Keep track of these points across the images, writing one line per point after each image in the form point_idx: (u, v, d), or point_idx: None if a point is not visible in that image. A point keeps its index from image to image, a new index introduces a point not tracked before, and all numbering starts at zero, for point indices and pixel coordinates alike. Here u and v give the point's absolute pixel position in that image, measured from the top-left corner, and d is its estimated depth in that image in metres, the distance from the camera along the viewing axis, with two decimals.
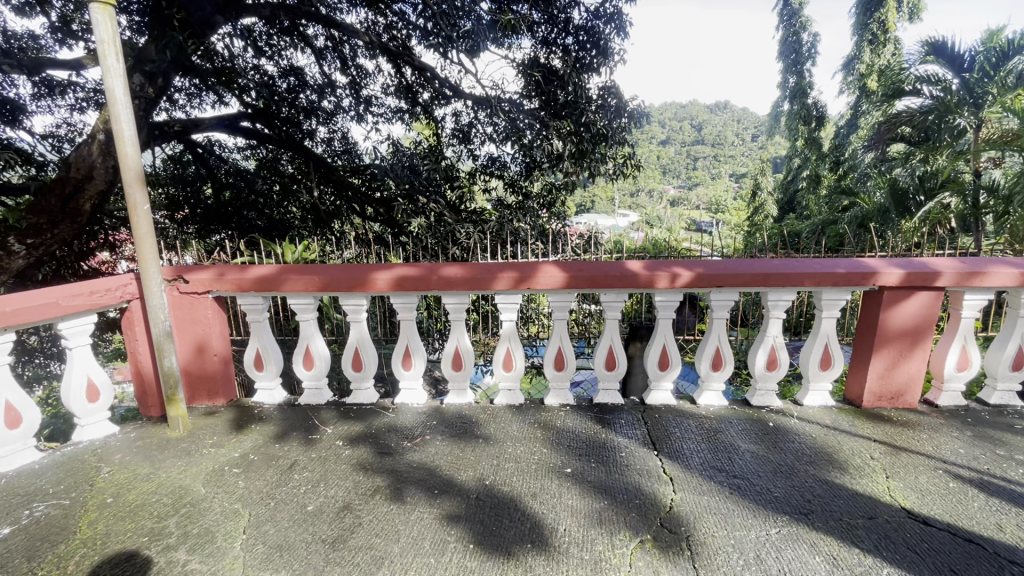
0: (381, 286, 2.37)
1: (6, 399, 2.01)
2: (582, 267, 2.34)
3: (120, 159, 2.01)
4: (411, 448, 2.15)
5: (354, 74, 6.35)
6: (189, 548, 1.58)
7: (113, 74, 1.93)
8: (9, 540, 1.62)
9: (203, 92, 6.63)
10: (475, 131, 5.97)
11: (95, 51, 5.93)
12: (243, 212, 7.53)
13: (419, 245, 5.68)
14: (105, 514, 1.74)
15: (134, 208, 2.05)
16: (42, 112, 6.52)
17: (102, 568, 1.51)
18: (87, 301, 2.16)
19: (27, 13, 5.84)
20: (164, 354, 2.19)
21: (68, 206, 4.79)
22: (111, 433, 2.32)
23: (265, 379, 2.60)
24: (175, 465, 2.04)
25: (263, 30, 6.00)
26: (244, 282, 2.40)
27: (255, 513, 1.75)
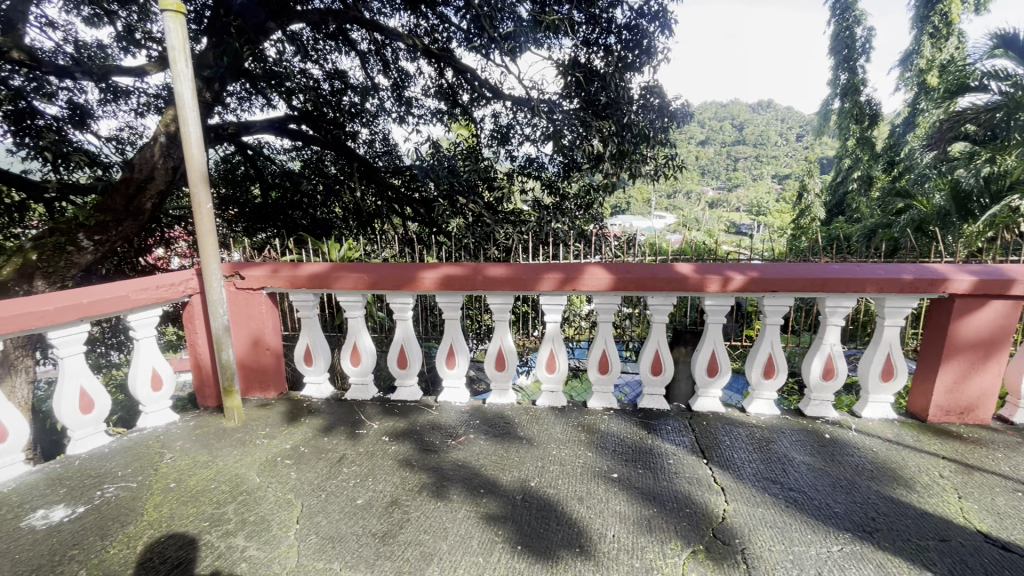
0: (427, 285, 2.40)
1: (82, 385, 2.13)
2: (629, 269, 2.31)
3: (186, 159, 2.11)
4: (454, 447, 2.17)
5: (397, 77, 6.50)
6: (247, 535, 1.64)
7: (182, 79, 2.04)
8: (85, 518, 1.72)
9: (253, 96, 6.92)
10: (514, 132, 5.99)
11: (156, 58, 6.27)
12: (289, 212, 7.77)
13: (457, 245, 5.73)
14: (169, 498, 1.83)
15: (198, 206, 2.14)
16: (108, 117, 6.93)
17: (166, 549, 1.58)
18: (153, 294, 2.29)
19: (96, 24, 6.22)
20: (222, 347, 2.28)
21: (131, 205, 5.06)
22: (172, 421, 2.44)
23: (313, 374, 2.67)
24: (231, 454, 2.12)
25: (310, 35, 6.21)
26: (297, 279, 2.47)
27: (307, 503, 1.80)
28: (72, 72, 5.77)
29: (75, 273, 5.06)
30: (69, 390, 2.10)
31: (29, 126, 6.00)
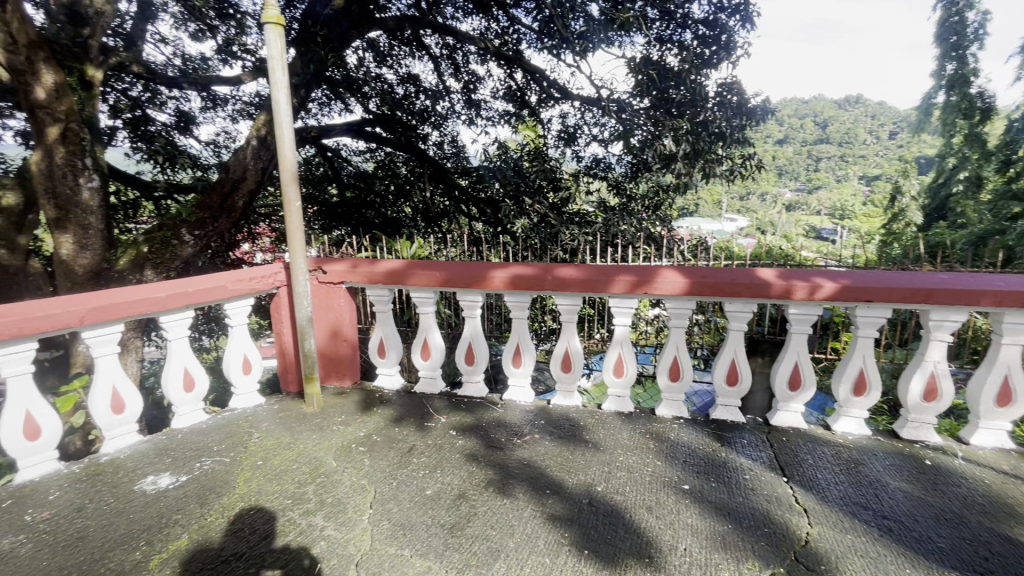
0: (497, 284, 2.43)
1: (185, 366, 2.35)
2: (705, 274, 2.22)
3: (280, 160, 2.26)
4: (519, 445, 2.18)
5: (467, 80, 6.64)
6: (325, 515, 1.74)
7: (279, 86, 2.19)
8: (187, 487, 1.89)
9: (333, 101, 7.34)
10: (581, 132, 5.94)
11: (250, 68, 6.80)
12: (363, 211, 8.13)
13: (522, 246, 5.75)
14: (258, 474, 1.98)
15: (289, 204, 2.29)
16: (208, 123, 7.59)
17: (256, 521, 1.71)
18: (247, 285, 2.49)
19: (201, 38, 6.83)
20: (306, 336, 2.43)
21: (226, 203, 5.52)
22: (259, 403, 2.63)
23: (386, 366, 2.79)
24: (311, 437, 2.26)
25: (387, 42, 6.50)
26: (374, 274, 2.59)
27: (380, 490, 1.87)
28: (180, 83, 6.38)
29: (179, 264, 5.60)
30: (175, 370, 2.32)
31: (144, 131, 6.70)
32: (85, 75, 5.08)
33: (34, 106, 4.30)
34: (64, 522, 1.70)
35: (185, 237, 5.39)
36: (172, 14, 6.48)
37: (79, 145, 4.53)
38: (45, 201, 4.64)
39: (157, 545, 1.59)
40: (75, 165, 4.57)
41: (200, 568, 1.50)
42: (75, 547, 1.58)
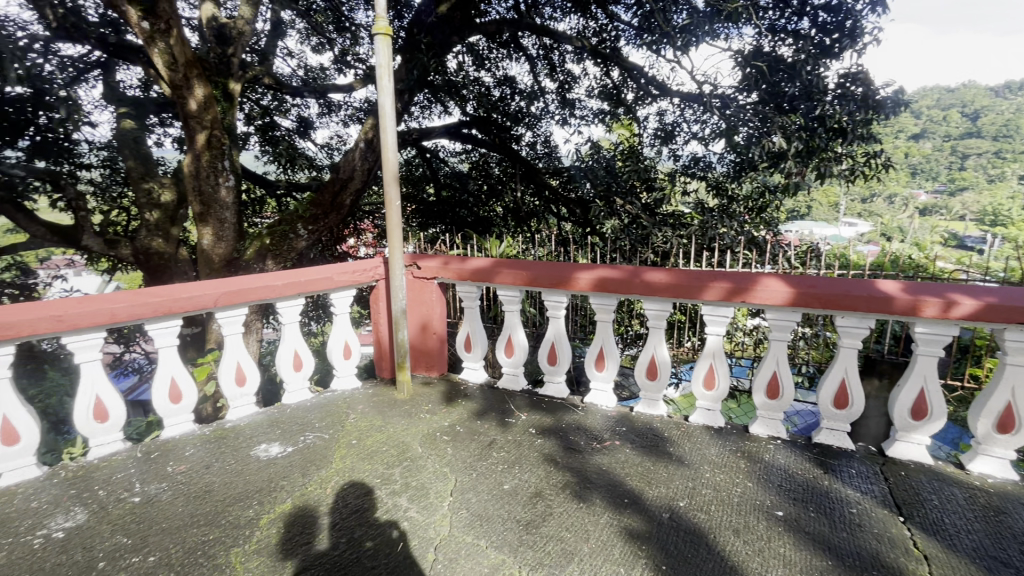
0: (582, 285, 2.41)
1: (295, 348, 2.61)
2: (813, 284, 2.03)
3: (383, 161, 2.41)
4: (599, 451, 2.15)
5: (563, 79, 6.64)
6: (410, 497, 1.84)
7: (385, 92, 2.34)
8: (292, 457, 2.10)
9: (433, 104, 7.71)
10: (679, 130, 5.68)
11: (362, 76, 7.35)
12: (457, 210, 8.44)
13: (611, 248, 5.64)
14: (353, 452, 2.14)
15: (389, 203, 2.44)
16: (324, 127, 8.33)
17: (349, 494, 1.86)
18: (351, 277, 2.70)
19: (321, 50, 7.51)
20: (399, 327, 2.58)
21: (336, 200, 6.04)
22: (356, 386, 2.84)
23: (471, 361, 2.88)
24: (401, 423, 2.40)
25: (486, 45, 6.69)
26: (464, 272, 2.68)
27: (460, 480, 1.94)
28: (302, 91, 7.06)
29: (295, 256, 6.21)
30: (287, 351, 2.58)
31: (271, 136, 7.51)
32: (227, 88, 5.81)
33: (188, 116, 4.99)
34: (196, 476, 1.96)
35: (301, 232, 5.96)
36: (298, 30, 7.20)
37: (220, 149, 5.19)
38: (192, 198, 5.36)
39: (266, 505, 1.78)
40: (216, 167, 5.24)
41: (300, 531, 1.65)
42: (202, 498, 1.81)
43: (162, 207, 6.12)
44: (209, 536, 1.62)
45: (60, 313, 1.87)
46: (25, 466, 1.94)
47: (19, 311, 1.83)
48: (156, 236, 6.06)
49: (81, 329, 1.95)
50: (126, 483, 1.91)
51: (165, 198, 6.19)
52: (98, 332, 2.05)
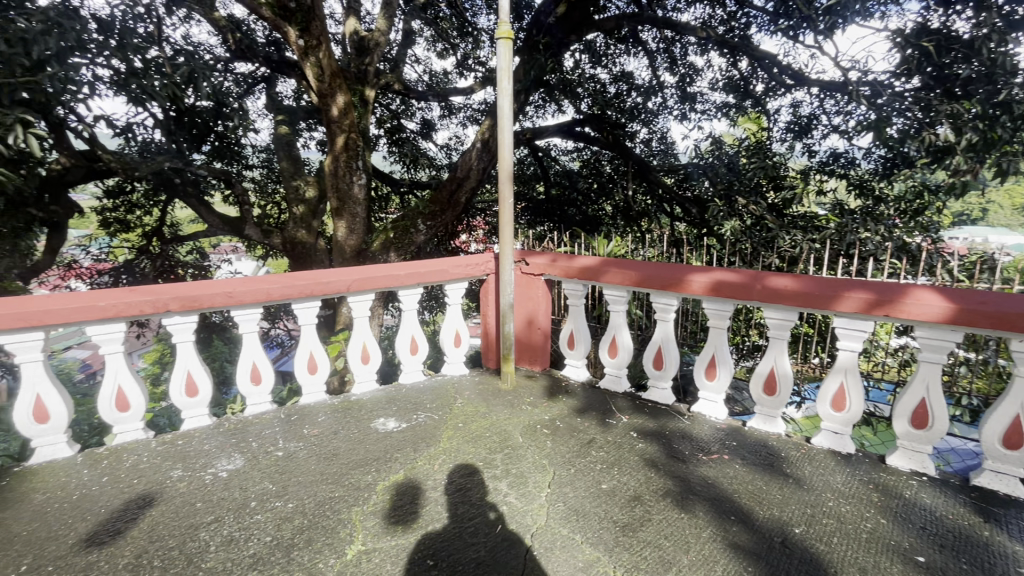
0: (695, 289, 2.31)
1: (412, 333, 2.83)
2: (981, 299, 1.73)
3: (499, 160, 2.51)
4: (705, 462, 2.04)
5: (684, 73, 6.33)
6: (509, 483, 1.91)
7: (504, 94, 2.44)
8: (406, 431, 2.29)
9: (548, 103, 7.80)
10: (817, 123, 5.13)
11: (481, 78, 7.66)
12: (566, 208, 8.47)
13: (730, 251, 5.27)
14: (459, 433, 2.28)
15: (502, 200, 2.53)
16: (444, 128, 8.84)
17: (454, 472, 1.98)
18: (464, 270, 2.86)
19: (445, 56, 7.96)
20: (506, 320, 2.68)
21: (452, 198, 6.44)
22: (464, 373, 3.00)
23: (574, 358, 2.90)
24: (504, 412, 2.49)
25: (603, 41, 6.60)
26: (572, 269, 2.70)
27: (558, 473, 1.97)
28: (427, 96, 7.56)
29: (414, 249, 6.67)
30: (405, 336, 2.82)
31: (398, 138, 8.15)
32: (363, 95, 6.42)
33: (330, 121, 5.61)
34: (326, 439, 2.22)
35: (421, 227, 6.39)
36: (425, 38, 7.72)
37: (355, 151, 5.76)
38: (331, 194, 6.02)
39: (382, 473, 1.96)
40: (352, 167, 5.82)
41: (410, 501, 1.80)
42: (330, 459, 2.05)
43: (307, 202, 6.96)
44: (335, 493, 1.84)
45: (230, 290, 2.24)
46: (200, 414, 2.35)
47: (202, 287, 2.22)
48: (301, 228, 6.90)
49: (245, 304, 2.32)
50: (272, 438, 2.23)
51: (309, 194, 7.01)
52: (257, 307, 2.42)
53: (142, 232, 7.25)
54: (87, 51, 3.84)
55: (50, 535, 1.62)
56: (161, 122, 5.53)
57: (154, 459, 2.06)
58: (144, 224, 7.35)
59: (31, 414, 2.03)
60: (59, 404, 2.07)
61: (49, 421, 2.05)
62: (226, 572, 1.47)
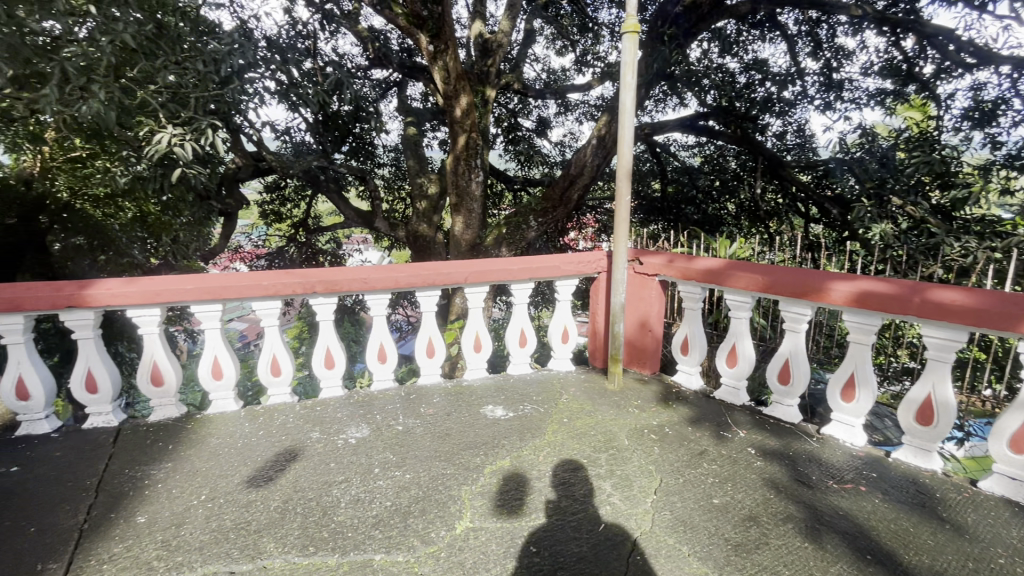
0: (835, 299, 2.07)
1: (521, 327, 2.90)
2: None
3: (619, 157, 2.47)
4: (837, 491, 1.83)
5: (830, 57, 5.67)
6: (613, 484, 1.89)
7: (627, 89, 2.39)
8: (513, 421, 2.37)
9: (669, 97, 7.49)
10: (1004, 108, 4.32)
11: (600, 74, 7.56)
12: (682, 207, 8.09)
13: (878, 258, 4.63)
14: (563, 429, 2.29)
15: (619, 198, 2.49)
16: (559, 126, 8.89)
17: (558, 467, 2.00)
18: (576, 267, 2.86)
19: (564, 53, 7.99)
20: (616, 320, 2.63)
21: (565, 195, 6.46)
22: (571, 370, 3.01)
23: (687, 365, 2.76)
24: (610, 412, 2.46)
25: (735, 27, 6.15)
26: (690, 271, 2.57)
27: (665, 480, 1.91)
28: (544, 94, 7.65)
29: (525, 245, 6.79)
30: (515, 329, 2.90)
31: (514, 136, 8.37)
32: (485, 95, 6.67)
33: (454, 121, 5.94)
34: (440, 420, 2.37)
35: (532, 223, 6.50)
36: (546, 37, 7.81)
37: (475, 150, 6.02)
38: (451, 191, 6.36)
39: (490, 458, 2.05)
40: (471, 165, 6.10)
41: (515, 488, 1.86)
42: (443, 438, 2.19)
43: (428, 197, 7.44)
44: (447, 470, 1.96)
45: (365, 277, 2.49)
46: (335, 385, 2.64)
47: (342, 272, 2.49)
48: (422, 223, 7.40)
49: (376, 289, 2.56)
50: (394, 413, 2.44)
51: (431, 191, 7.48)
52: (385, 293, 2.66)
53: (291, 223, 8.27)
54: (261, 66, 4.48)
55: (221, 473, 1.94)
56: (311, 125, 6.27)
57: (299, 420, 2.37)
58: (294, 216, 8.38)
59: (210, 371, 2.44)
60: (231, 365, 2.46)
61: (223, 377, 2.45)
62: (354, 527, 1.65)
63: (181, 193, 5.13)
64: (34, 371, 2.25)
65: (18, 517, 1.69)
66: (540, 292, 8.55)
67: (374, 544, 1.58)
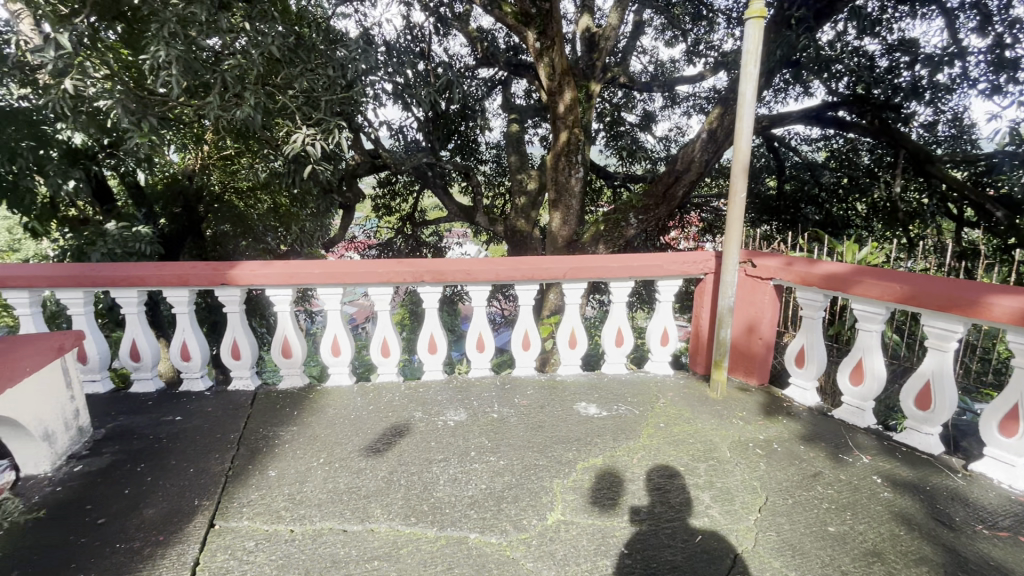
0: (995, 316, 1.77)
1: (619, 325, 2.85)
2: None
3: (734, 152, 2.32)
4: (988, 538, 1.58)
5: (1002, 32, 4.84)
6: (712, 496, 1.80)
7: (748, 79, 2.23)
8: (606, 420, 2.34)
9: (791, 86, 6.88)
10: None
11: (714, 64, 7.13)
12: (802, 206, 7.46)
13: None
14: (659, 433, 2.22)
15: (733, 195, 2.34)
16: (665, 120, 8.54)
17: (651, 471, 1.95)
18: (680, 267, 2.74)
19: (674, 44, 7.64)
20: (722, 324, 2.49)
21: (669, 192, 6.20)
22: (669, 374, 2.90)
23: (802, 378, 2.53)
24: (710, 420, 2.33)
25: (879, 4, 5.47)
26: (811, 276, 2.34)
27: (772, 500, 1.78)
28: (651, 87, 7.39)
29: (623, 243, 6.61)
30: (612, 327, 2.86)
31: (617, 131, 8.13)
32: (589, 91, 6.59)
33: (557, 118, 5.94)
34: (534, 412, 2.41)
35: (632, 221, 6.32)
36: (655, 27, 7.54)
37: (577, 145, 5.97)
38: (550, 187, 6.37)
39: (582, 454, 2.05)
40: (571, 161, 6.05)
41: (607, 487, 1.85)
42: (536, 430, 2.23)
43: (528, 193, 7.54)
44: (539, 461, 2.00)
45: (468, 268, 2.60)
46: (436, 369, 2.80)
47: (448, 263, 2.62)
48: (521, 218, 7.52)
49: (478, 281, 2.66)
50: (489, 401, 2.52)
51: (530, 187, 7.56)
52: (486, 285, 2.75)
53: (399, 216, 8.82)
54: (381, 70, 4.82)
55: (337, 440, 2.15)
56: (422, 124, 6.63)
57: (403, 399, 2.54)
58: (402, 210, 8.94)
59: (330, 347, 2.70)
60: (347, 343, 2.71)
61: (340, 354, 2.70)
62: (451, 504, 1.74)
63: (308, 187, 5.71)
64: (193, 337, 2.65)
65: (181, 458, 2.01)
66: (642, 292, 8.30)
67: (468, 523, 1.66)
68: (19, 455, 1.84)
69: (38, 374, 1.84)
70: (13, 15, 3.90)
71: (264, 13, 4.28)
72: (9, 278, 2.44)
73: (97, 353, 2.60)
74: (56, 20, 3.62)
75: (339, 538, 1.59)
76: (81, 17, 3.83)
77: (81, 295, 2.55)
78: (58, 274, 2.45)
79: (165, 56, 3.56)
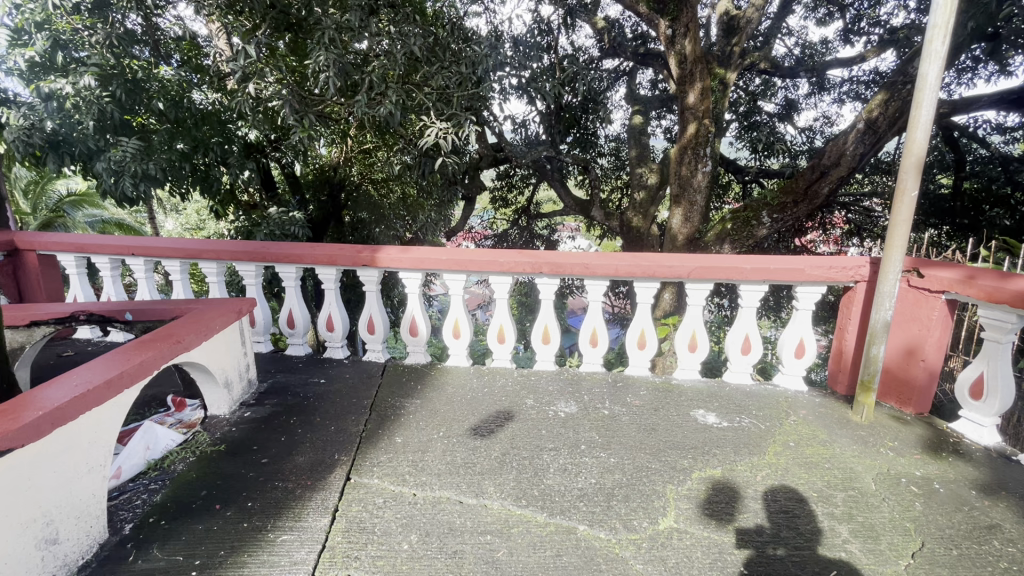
0: None
1: (745, 332, 2.65)
2: None
3: (906, 144, 2.00)
4: None
5: None
6: (852, 530, 1.62)
7: (932, 59, 1.91)
8: (728, 431, 2.19)
9: (981, 64, 5.82)
10: None
11: (879, 42, 6.23)
12: (986, 208, 6.55)
13: None
14: (788, 453, 2.03)
15: (901, 194, 2.03)
16: (811, 108, 7.68)
17: (777, 491, 1.80)
18: (826, 273, 2.45)
19: (828, 22, 6.83)
20: (874, 340, 2.19)
21: (812, 188, 5.57)
22: (803, 390, 2.62)
23: (978, 412, 2.15)
24: (851, 446, 2.08)
25: None
26: (1000, 293, 1.95)
27: (929, 547, 1.56)
28: (797, 71, 6.69)
29: (752, 244, 6.09)
30: (738, 333, 2.67)
31: (752, 121, 7.38)
32: (723, 79, 6.15)
33: (685, 109, 5.60)
34: (647, 413, 2.34)
35: (764, 220, 5.81)
36: (805, 6, 6.77)
37: (706, 137, 5.54)
38: (672, 182, 6.02)
39: (698, 464, 1.94)
40: (699, 154, 5.62)
41: (726, 500, 1.75)
42: (649, 433, 2.16)
43: (647, 188, 7.25)
44: (652, 464, 1.94)
45: (587, 262, 2.59)
46: (548, 361, 2.83)
47: (567, 257, 2.62)
48: (637, 213, 7.27)
49: (596, 276, 2.62)
50: (601, 397, 2.49)
51: (651, 181, 7.29)
52: (604, 280, 2.71)
53: (515, 209, 9.01)
54: (508, 66, 4.96)
55: (455, 417, 2.29)
56: (544, 117, 6.65)
57: (515, 385, 2.61)
58: (517, 202, 9.12)
59: (451, 330, 2.86)
60: (466, 327, 2.84)
61: (460, 337, 2.85)
62: (562, 494, 1.77)
63: (435, 177, 6.10)
64: (338, 311, 2.96)
65: (325, 416, 2.28)
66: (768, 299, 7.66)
67: (578, 514, 1.67)
68: (207, 398, 2.22)
69: (224, 332, 2.20)
70: (213, 31, 4.69)
71: (406, 17, 4.65)
72: (205, 250, 2.93)
73: (263, 318, 3.04)
74: (245, 34, 4.26)
75: (456, 508, 1.70)
76: (262, 30, 4.44)
77: (255, 268, 2.98)
78: (238, 248, 2.88)
79: (324, 60, 4.01)
